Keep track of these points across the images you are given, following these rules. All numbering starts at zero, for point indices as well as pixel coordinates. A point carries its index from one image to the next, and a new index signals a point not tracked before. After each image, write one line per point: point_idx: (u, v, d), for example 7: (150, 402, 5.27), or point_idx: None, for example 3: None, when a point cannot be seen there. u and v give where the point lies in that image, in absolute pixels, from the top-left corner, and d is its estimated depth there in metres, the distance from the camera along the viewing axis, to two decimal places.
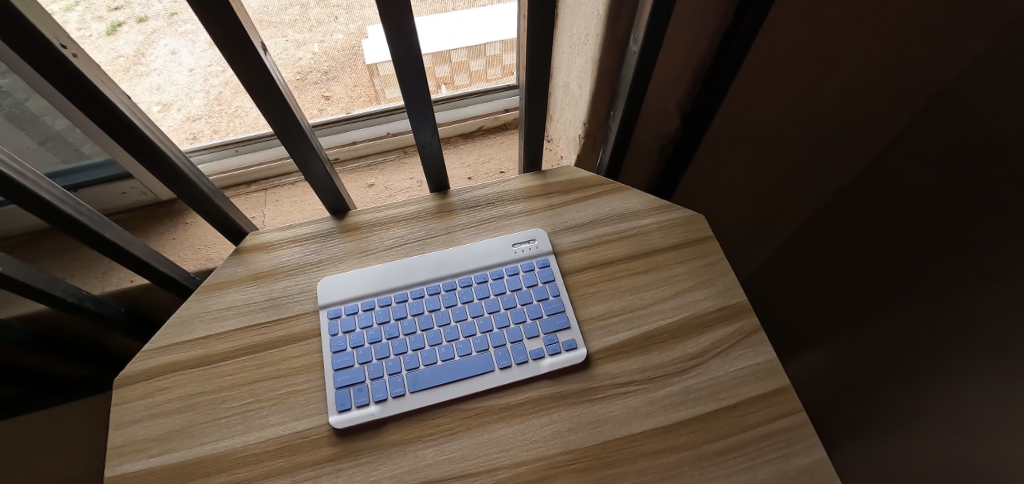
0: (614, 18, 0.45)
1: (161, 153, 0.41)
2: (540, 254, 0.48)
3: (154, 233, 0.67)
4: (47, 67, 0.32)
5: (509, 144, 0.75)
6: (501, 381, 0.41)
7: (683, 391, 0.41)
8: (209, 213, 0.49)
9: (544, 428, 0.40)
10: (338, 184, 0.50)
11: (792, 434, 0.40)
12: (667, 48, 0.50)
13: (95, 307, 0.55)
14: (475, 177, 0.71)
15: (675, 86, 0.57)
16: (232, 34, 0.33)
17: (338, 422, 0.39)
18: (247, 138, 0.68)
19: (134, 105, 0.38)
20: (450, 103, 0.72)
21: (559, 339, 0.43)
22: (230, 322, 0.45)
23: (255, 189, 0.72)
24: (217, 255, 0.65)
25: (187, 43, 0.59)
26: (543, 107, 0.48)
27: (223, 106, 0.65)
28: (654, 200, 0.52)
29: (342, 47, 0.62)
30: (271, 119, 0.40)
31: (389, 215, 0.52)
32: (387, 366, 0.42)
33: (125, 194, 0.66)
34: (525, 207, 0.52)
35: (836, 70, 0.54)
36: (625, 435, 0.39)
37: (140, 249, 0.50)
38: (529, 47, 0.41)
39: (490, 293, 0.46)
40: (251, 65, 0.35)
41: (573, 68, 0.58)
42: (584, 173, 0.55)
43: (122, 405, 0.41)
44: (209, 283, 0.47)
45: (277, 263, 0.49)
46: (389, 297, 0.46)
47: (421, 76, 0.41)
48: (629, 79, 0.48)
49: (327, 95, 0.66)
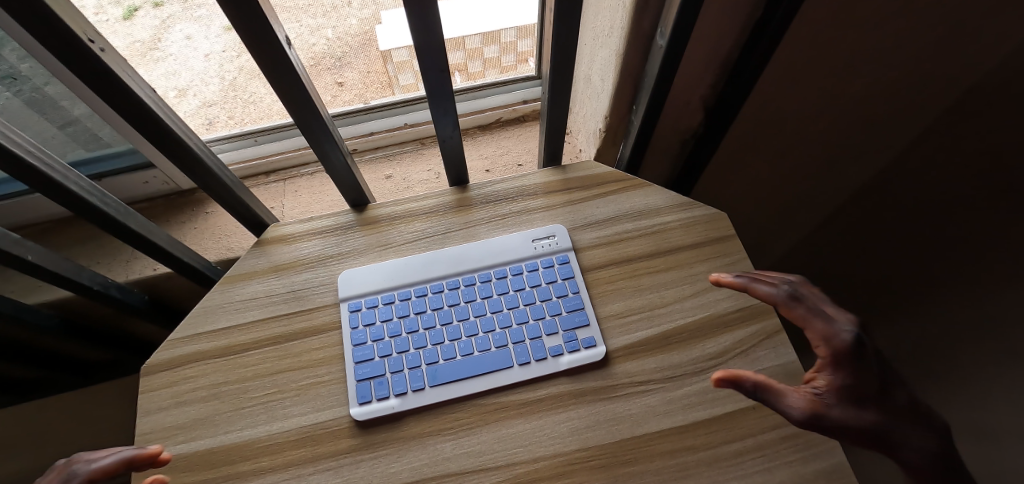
0: (640, 10, 0.44)
1: (185, 145, 0.41)
2: (560, 250, 0.48)
3: (175, 221, 0.68)
4: (73, 61, 0.33)
5: (526, 137, 0.75)
6: (519, 377, 0.42)
7: (702, 390, 0.41)
8: (230, 204, 0.49)
9: (562, 425, 0.40)
10: (357, 176, 0.50)
11: (813, 437, 0.39)
12: (692, 41, 0.48)
13: (119, 294, 0.57)
14: (493, 170, 0.71)
15: (700, 81, 0.55)
16: (254, 24, 0.32)
17: (359, 414, 0.40)
18: (264, 129, 0.69)
19: (158, 98, 0.39)
20: (468, 94, 0.72)
21: (578, 336, 0.43)
22: (251, 313, 0.46)
23: (273, 179, 0.73)
24: (238, 245, 0.66)
25: (201, 29, 0.59)
26: (564, 100, 0.47)
27: (239, 92, 0.64)
28: (675, 196, 0.52)
29: (357, 32, 0.61)
30: (293, 111, 0.41)
31: (409, 208, 0.52)
32: (407, 359, 0.43)
33: (147, 183, 0.66)
34: (544, 202, 0.52)
35: (867, 64, 0.51)
36: (643, 433, 0.39)
37: (164, 239, 0.50)
38: (555, 39, 0.40)
39: (509, 289, 0.46)
40: (274, 56, 0.35)
41: (596, 60, 0.57)
42: (604, 168, 0.54)
43: (150, 392, 0.42)
44: (232, 274, 0.48)
45: (299, 255, 0.49)
46: (409, 291, 0.46)
47: (444, 69, 0.40)
48: (654, 74, 0.47)
49: (341, 82, 0.65)
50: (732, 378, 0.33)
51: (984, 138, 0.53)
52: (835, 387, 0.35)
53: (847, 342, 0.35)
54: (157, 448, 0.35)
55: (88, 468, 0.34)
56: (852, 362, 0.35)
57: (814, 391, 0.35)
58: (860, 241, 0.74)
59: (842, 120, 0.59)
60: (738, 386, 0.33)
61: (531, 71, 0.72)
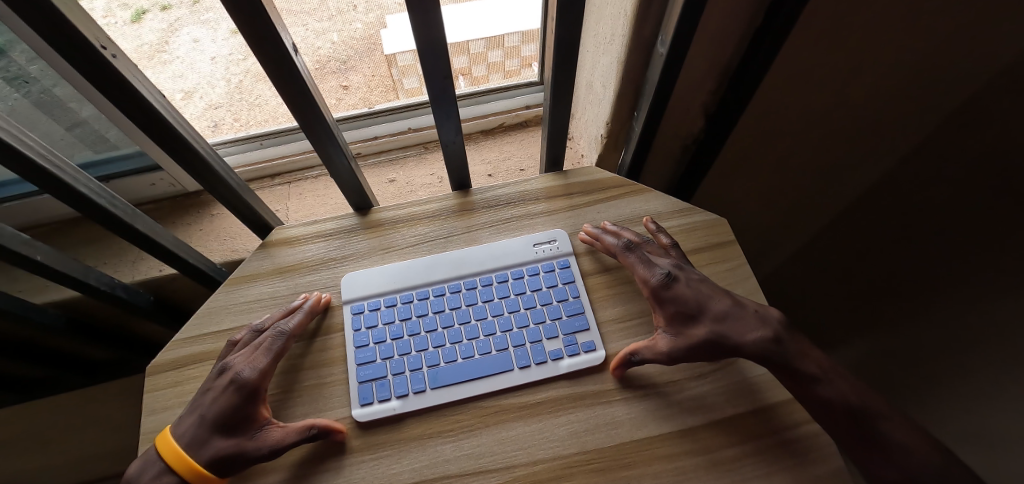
0: (641, 17, 0.45)
1: (192, 148, 0.42)
2: (561, 254, 0.49)
3: (182, 223, 0.68)
4: (86, 66, 0.33)
5: (529, 142, 0.76)
6: (519, 380, 0.42)
7: (701, 395, 0.41)
8: (236, 207, 0.50)
9: (562, 428, 0.40)
10: (361, 180, 0.50)
11: (811, 442, 0.39)
12: (693, 48, 0.48)
13: (125, 295, 0.57)
14: (495, 174, 0.72)
15: (701, 88, 0.55)
16: (261, 30, 0.33)
17: (360, 416, 0.40)
18: (270, 133, 0.70)
19: (166, 102, 0.39)
20: (472, 99, 0.73)
21: (577, 340, 0.44)
22: (256, 314, 0.46)
23: (279, 182, 0.74)
24: (243, 247, 0.67)
25: (209, 32, 0.59)
26: (566, 106, 0.48)
27: (245, 94, 0.65)
28: (676, 202, 0.52)
29: (361, 36, 0.61)
30: (298, 115, 0.41)
31: (411, 212, 0.53)
32: (409, 362, 0.43)
33: (154, 185, 0.67)
34: (545, 207, 0.52)
35: (867, 71, 0.52)
36: (642, 437, 0.40)
37: (170, 241, 0.51)
38: (557, 46, 0.40)
39: (510, 293, 0.47)
40: (281, 61, 0.36)
41: (598, 67, 0.57)
42: (605, 173, 0.55)
43: (154, 392, 0.43)
44: (237, 275, 0.49)
45: (302, 258, 0.50)
46: (411, 294, 0.47)
47: (447, 75, 0.41)
48: (655, 81, 0.48)
49: (345, 85, 0.66)
50: (619, 363, 0.42)
51: (985, 146, 0.53)
52: (670, 323, 0.42)
53: (659, 281, 0.43)
54: (330, 298, 0.47)
55: (287, 324, 0.43)
56: (668, 295, 0.43)
57: (662, 335, 0.42)
58: (862, 247, 0.74)
59: (843, 126, 0.60)
60: (623, 367, 0.42)
61: (534, 77, 0.73)
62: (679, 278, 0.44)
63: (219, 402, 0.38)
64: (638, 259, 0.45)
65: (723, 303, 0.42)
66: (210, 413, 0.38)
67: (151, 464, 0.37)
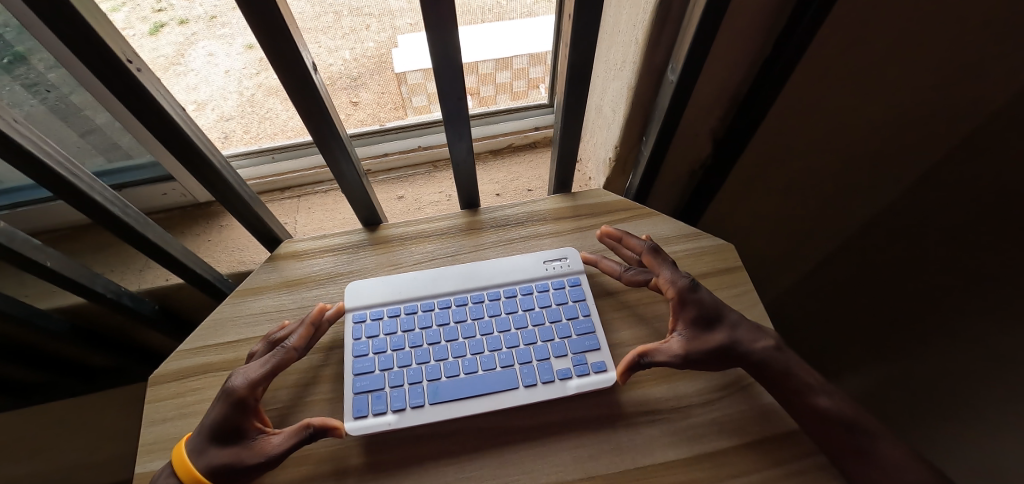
0: (652, 45, 0.46)
1: (207, 160, 0.42)
2: (571, 273, 0.49)
3: (191, 233, 0.69)
4: (111, 78, 0.34)
5: (537, 163, 0.77)
6: (523, 399, 0.41)
7: (707, 423, 0.41)
8: (246, 219, 0.51)
9: (566, 453, 0.39)
10: (371, 195, 0.51)
11: (820, 474, 0.39)
12: (702, 76, 0.50)
13: (132, 303, 0.57)
14: (503, 194, 0.73)
15: (709, 116, 0.56)
16: (284, 47, 0.34)
17: (353, 429, 0.40)
18: (283, 147, 0.71)
19: (186, 114, 0.40)
20: (483, 119, 0.74)
21: (587, 360, 0.43)
22: (262, 327, 0.46)
23: (288, 196, 0.75)
24: (250, 259, 0.67)
25: (223, 46, 0.60)
26: (577, 129, 0.49)
27: (257, 107, 0.66)
28: (683, 227, 0.53)
29: (373, 55, 0.62)
30: (314, 130, 0.42)
31: (419, 230, 0.53)
32: (409, 375, 0.43)
33: (166, 195, 0.68)
34: (552, 228, 0.53)
35: (872, 103, 0.53)
36: (647, 464, 0.39)
37: (179, 251, 0.51)
38: (569, 70, 0.41)
39: (518, 309, 0.46)
40: (300, 78, 0.37)
41: (608, 92, 0.58)
42: (613, 197, 0.56)
43: (155, 402, 0.42)
44: (245, 287, 0.49)
45: (310, 271, 0.50)
46: (416, 305, 0.47)
47: (461, 97, 0.42)
48: (664, 107, 0.49)
49: (355, 101, 0.67)
50: (629, 366, 0.41)
51: (991, 178, 0.53)
52: (687, 326, 0.42)
53: (685, 284, 0.43)
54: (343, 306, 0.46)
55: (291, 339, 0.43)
56: (693, 298, 0.43)
57: (676, 337, 0.42)
58: (867, 276, 0.74)
59: (848, 155, 0.60)
60: (633, 370, 0.41)
61: (543, 99, 0.74)
62: (700, 285, 0.44)
63: (214, 410, 0.38)
64: (663, 263, 0.46)
65: (735, 314, 0.44)
66: (207, 420, 0.38)
67: (166, 466, 0.38)
